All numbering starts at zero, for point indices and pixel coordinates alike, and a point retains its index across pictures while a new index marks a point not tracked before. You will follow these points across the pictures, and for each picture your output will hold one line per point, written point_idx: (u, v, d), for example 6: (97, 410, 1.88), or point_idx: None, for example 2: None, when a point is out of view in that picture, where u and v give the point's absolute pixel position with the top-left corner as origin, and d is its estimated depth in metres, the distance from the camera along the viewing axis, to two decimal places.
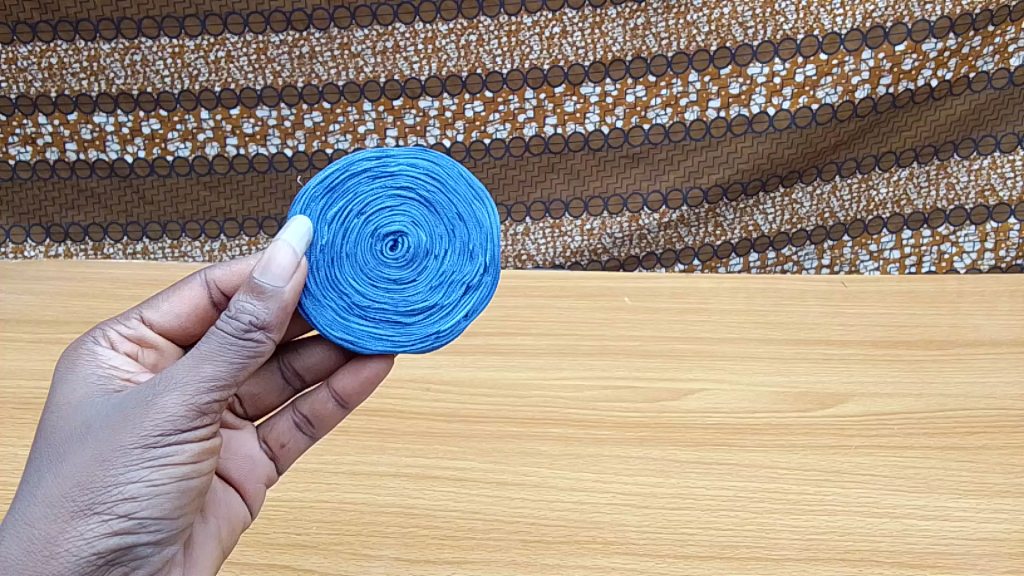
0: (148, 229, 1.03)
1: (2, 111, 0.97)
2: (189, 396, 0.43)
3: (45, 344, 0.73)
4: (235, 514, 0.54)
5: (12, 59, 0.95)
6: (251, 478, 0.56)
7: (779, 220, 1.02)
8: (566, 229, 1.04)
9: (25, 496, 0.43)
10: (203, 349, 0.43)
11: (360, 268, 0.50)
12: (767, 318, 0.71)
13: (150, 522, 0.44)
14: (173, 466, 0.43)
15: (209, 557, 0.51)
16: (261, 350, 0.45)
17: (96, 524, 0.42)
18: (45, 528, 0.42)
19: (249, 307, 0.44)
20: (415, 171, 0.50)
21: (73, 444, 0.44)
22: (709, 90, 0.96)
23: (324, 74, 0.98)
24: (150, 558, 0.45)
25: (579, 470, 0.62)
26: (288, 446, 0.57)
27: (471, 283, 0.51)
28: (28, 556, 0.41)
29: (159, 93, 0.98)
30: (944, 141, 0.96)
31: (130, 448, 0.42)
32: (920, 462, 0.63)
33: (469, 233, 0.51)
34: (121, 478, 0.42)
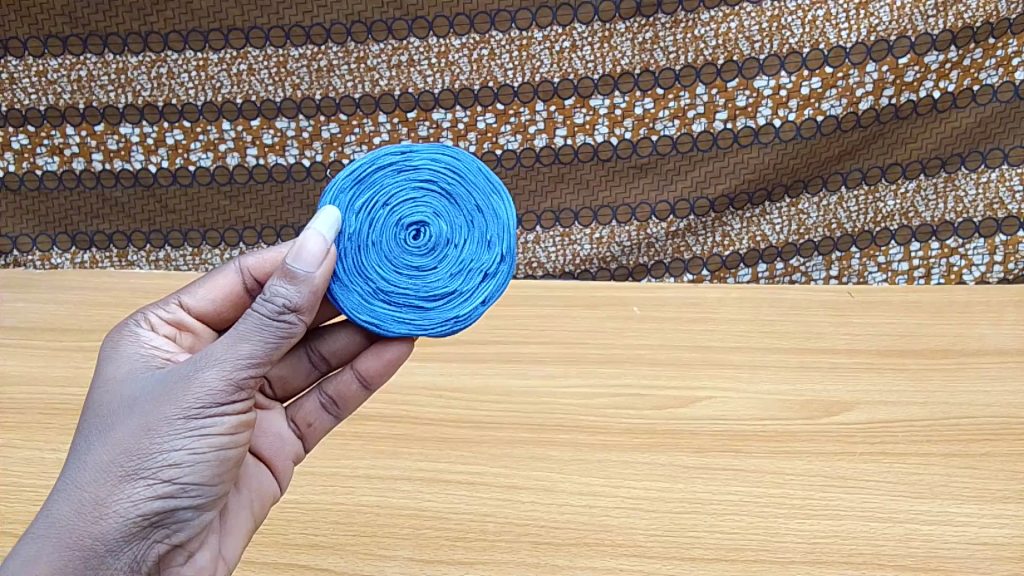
0: (171, 237, 1.09)
1: (32, 122, 1.03)
2: (229, 370, 0.44)
3: (63, 351, 0.74)
4: (264, 490, 0.56)
5: (43, 71, 1.00)
6: (280, 454, 0.58)
7: (787, 231, 1.03)
8: (576, 238, 1.06)
9: (74, 463, 0.44)
10: (241, 329, 0.45)
11: (385, 255, 0.52)
12: (773, 328, 0.74)
13: (191, 488, 0.45)
14: (216, 436, 0.45)
15: (240, 527, 0.54)
16: (294, 332, 0.47)
17: (142, 488, 0.43)
18: (94, 491, 0.43)
19: (283, 291, 0.46)
20: (437, 165, 0.53)
21: (120, 415, 0.45)
22: (716, 103, 0.98)
23: (341, 87, 1.01)
24: (189, 524, 0.47)
25: (588, 475, 0.63)
26: (315, 425, 0.59)
27: (489, 271, 0.53)
28: (78, 518, 0.42)
29: (183, 105, 1.02)
30: (951, 154, 0.97)
31: (175, 417, 0.44)
32: (925, 468, 0.63)
33: (487, 224, 0.53)
34: (167, 445, 0.44)
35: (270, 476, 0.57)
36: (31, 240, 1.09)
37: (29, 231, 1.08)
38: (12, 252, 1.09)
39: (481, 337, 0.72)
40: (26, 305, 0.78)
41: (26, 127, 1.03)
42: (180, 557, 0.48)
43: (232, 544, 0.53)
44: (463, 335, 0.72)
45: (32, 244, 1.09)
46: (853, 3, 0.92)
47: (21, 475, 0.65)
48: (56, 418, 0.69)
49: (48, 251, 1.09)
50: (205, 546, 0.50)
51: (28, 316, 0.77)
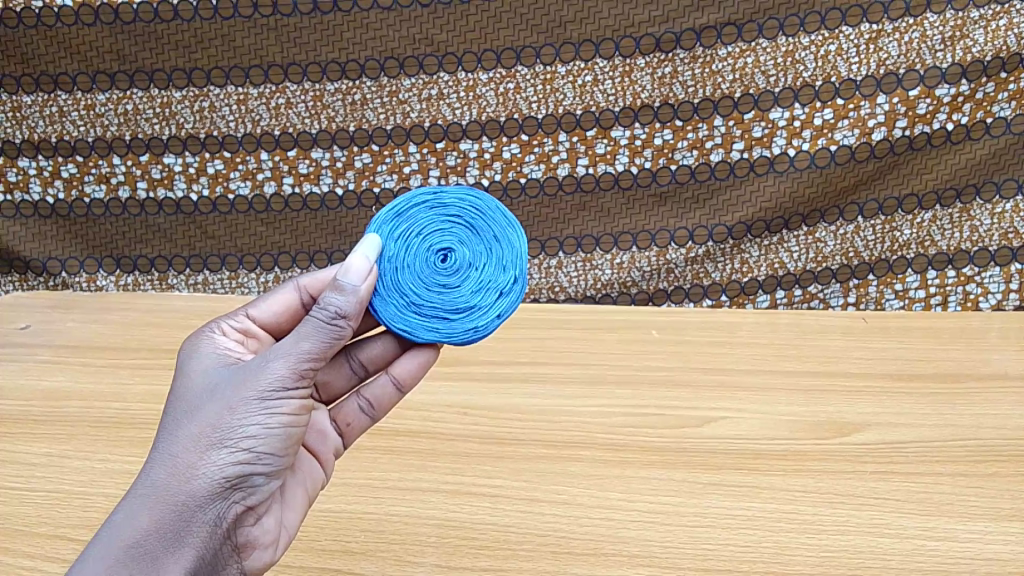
0: (210, 260, 1.15)
1: (81, 152, 1.09)
2: (297, 360, 0.50)
3: (108, 368, 0.78)
4: (315, 476, 0.60)
5: (91, 106, 1.06)
6: (324, 447, 0.61)
7: (804, 258, 1.06)
8: (598, 263, 1.10)
9: (163, 438, 0.49)
10: (301, 331, 0.51)
11: (417, 275, 0.56)
12: (786, 351, 0.77)
13: (265, 457, 0.50)
14: (286, 413, 0.50)
15: (297, 501, 0.58)
16: (343, 335, 0.52)
17: (226, 455, 0.48)
18: (184, 456, 0.47)
19: (336, 300, 0.51)
20: (463, 202, 0.58)
21: (202, 397, 0.50)
22: (733, 133, 1.02)
23: (373, 120, 1.06)
24: (259, 493, 0.51)
25: (606, 490, 0.65)
26: (353, 425, 0.63)
27: (505, 290, 0.56)
28: (173, 479, 0.46)
29: (224, 137, 1.08)
30: (966, 184, 0.99)
31: (253, 395, 0.49)
32: (932, 487, 0.65)
33: (503, 252, 0.57)
34: (246, 419, 0.49)
35: (318, 465, 0.61)
36: (77, 263, 1.15)
37: (76, 255, 1.15)
38: (60, 274, 1.15)
39: (505, 359, 0.76)
40: (77, 325, 0.84)
41: (74, 158, 1.10)
42: (251, 524, 0.52)
43: (291, 516, 0.57)
44: (489, 358, 0.76)
45: (79, 267, 1.15)
46: (864, 39, 0.95)
47: (59, 480, 0.68)
48: (100, 430, 0.72)
49: (94, 273, 1.16)
50: (271, 511, 0.55)
51: (79, 336, 0.82)
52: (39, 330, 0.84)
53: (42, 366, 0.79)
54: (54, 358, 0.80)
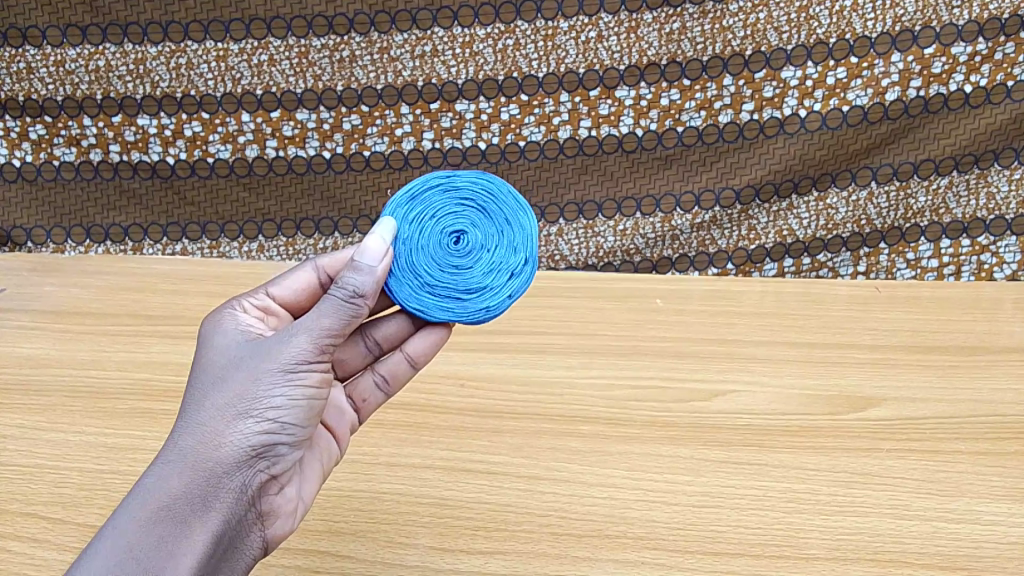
0: (188, 230, 1.07)
1: (49, 113, 1.02)
2: (319, 335, 0.49)
3: (86, 334, 0.74)
4: (333, 452, 0.58)
5: (60, 62, 0.99)
6: (342, 422, 0.59)
7: (814, 225, 1.01)
8: (600, 230, 1.05)
9: (189, 406, 0.48)
10: (322, 307, 0.49)
11: (431, 257, 0.55)
12: (798, 321, 0.73)
13: (290, 427, 0.49)
14: (310, 385, 0.49)
15: (317, 473, 0.56)
16: (360, 315, 0.51)
17: (252, 424, 0.47)
18: (211, 424, 0.46)
19: (354, 279, 0.50)
20: (475, 184, 0.56)
21: (227, 368, 0.49)
22: (743, 93, 0.96)
23: (363, 78, 1.00)
24: (284, 462, 0.50)
25: (609, 467, 0.62)
26: (369, 401, 0.60)
27: (516, 271, 0.55)
28: (200, 447, 0.46)
29: (202, 96, 1.01)
30: (984, 150, 0.95)
31: (278, 366, 0.48)
32: (950, 465, 0.62)
33: (515, 235, 0.55)
34: (271, 389, 0.48)
35: (335, 441, 0.58)
36: (46, 233, 1.08)
37: (44, 224, 1.07)
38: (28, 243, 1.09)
39: (503, 328, 0.72)
40: (54, 290, 0.80)
41: (42, 118, 1.02)
42: (275, 493, 0.51)
43: (311, 489, 0.55)
44: (485, 326, 0.72)
45: (46, 236, 1.08)
46: None
47: (35, 455, 0.65)
48: (78, 400, 0.68)
49: (62, 244, 1.08)
50: (292, 480, 0.53)
51: (55, 301, 0.78)
52: (16, 295, 0.80)
53: (19, 332, 0.76)
54: (31, 323, 0.76)
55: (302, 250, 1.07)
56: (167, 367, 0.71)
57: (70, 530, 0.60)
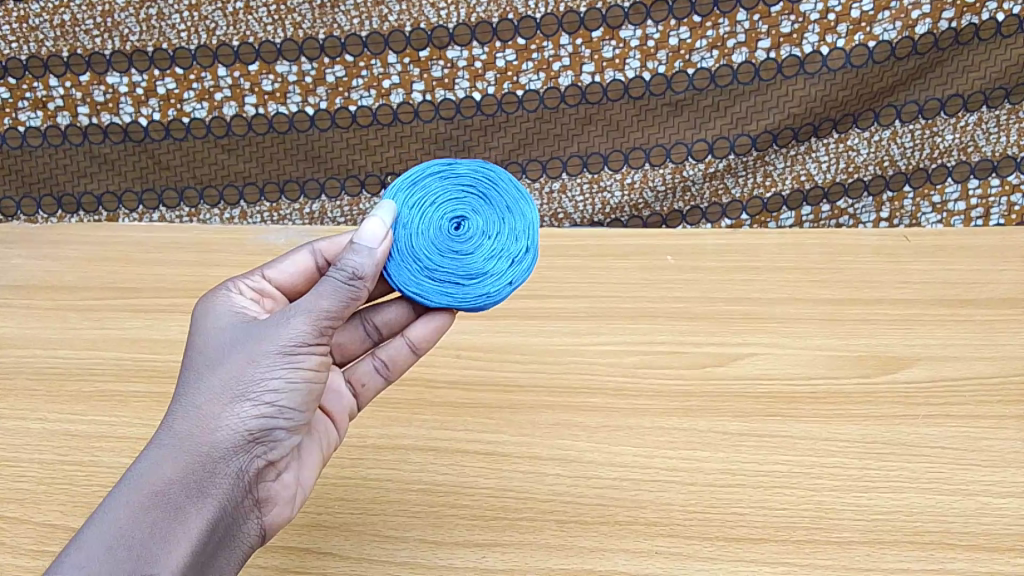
0: (165, 196, 1.01)
1: (14, 73, 0.95)
2: (317, 317, 0.45)
3: (54, 311, 0.69)
4: (330, 438, 0.52)
5: (25, 18, 0.93)
6: (339, 405, 0.53)
7: (834, 169, 0.92)
8: (606, 184, 0.97)
9: (183, 390, 0.44)
10: (319, 289, 0.45)
11: (430, 242, 0.51)
12: (824, 275, 0.66)
13: (289, 411, 0.45)
14: (311, 368, 0.45)
15: (317, 460, 0.51)
16: (360, 298, 0.47)
17: (248, 408, 0.43)
18: (205, 407, 0.43)
19: (353, 260, 0.46)
20: (478, 170, 0.52)
21: (221, 349, 0.45)
22: (758, 29, 0.88)
23: (347, 25, 0.92)
24: (284, 448, 0.46)
25: (618, 444, 0.56)
26: (368, 386, 0.55)
27: (517, 258, 0.51)
28: (194, 432, 0.42)
29: (175, 50, 0.94)
30: (1016, 83, 0.86)
31: (275, 347, 0.44)
32: (995, 432, 0.56)
33: (517, 222, 0.52)
34: (269, 371, 0.44)
35: (332, 426, 0.53)
36: (15, 203, 1.02)
37: (14, 193, 1.02)
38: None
39: None
40: (20, 262, 0.74)
41: (8, 80, 0.96)
42: (274, 479, 0.47)
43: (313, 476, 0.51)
44: None
45: (17, 207, 1.03)
46: None
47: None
48: (42, 385, 0.64)
49: (33, 216, 1.03)
50: (289, 465, 0.49)
51: (21, 275, 0.73)
52: None
53: None
54: None
55: (287, 215, 1.01)
56: (138, 344, 0.65)
57: (27, 530, 0.56)
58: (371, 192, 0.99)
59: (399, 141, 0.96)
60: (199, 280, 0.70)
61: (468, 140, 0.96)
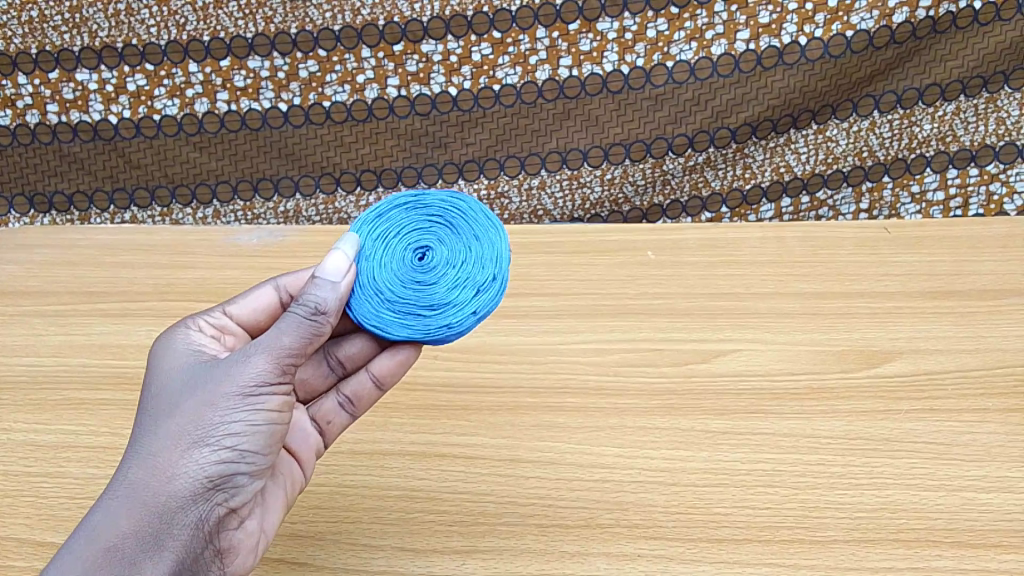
0: (137, 195, 0.99)
1: None
2: (278, 354, 0.44)
3: (23, 317, 0.67)
4: (297, 478, 0.51)
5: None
6: (305, 445, 0.52)
7: (813, 160, 0.92)
8: (585, 180, 0.96)
9: (141, 436, 0.43)
10: (281, 325, 0.45)
11: (394, 274, 0.50)
12: (805, 268, 0.66)
13: (250, 455, 0.44)
14: (273, 409, 0.44)
15: (284, 503, 0.50)
16: (323, 333, 0.46)
17: (206, 455, 0.42)
18: (163, 454, 0.42)
19: (315, 295, 0.46)
20: (446, 203, 0.52)
21: (179, 394, 0.44)
22: (736, 20, 0.86)
23: (318, 19, 0.89)
24: (246, 493, 0.45)
25: (600, 445, 0.55)
26: (334, 423, 0.54)
27: (482, 286, 0.49)
28: (151, 481, 0.41)
29: (145, 46, 0.91)
30: (994, 71, 0.85)
31: (235, 388, 0.43)
32: (978, 427, 0.56)
33: (483, 251, 0.50)
34: (229, 414, 0.43)
35: (298, 467, 0.52)
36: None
37: None
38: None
39: None
40: None
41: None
42: (237, 526, 0.46)
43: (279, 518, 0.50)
44: None
45: None
46: None
47: None
48: (8, 393, 0.62)
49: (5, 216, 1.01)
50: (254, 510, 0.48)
51: None
52: None
53: None
54: None
55: (261, 213, 1.00)
56: (107, 350, 0.64)
57: None
58: (347, 190, 0.98)
59: (374, 137, 0.95)
60: (169, 283, 0.69)
61: (444, 136, 0.95)
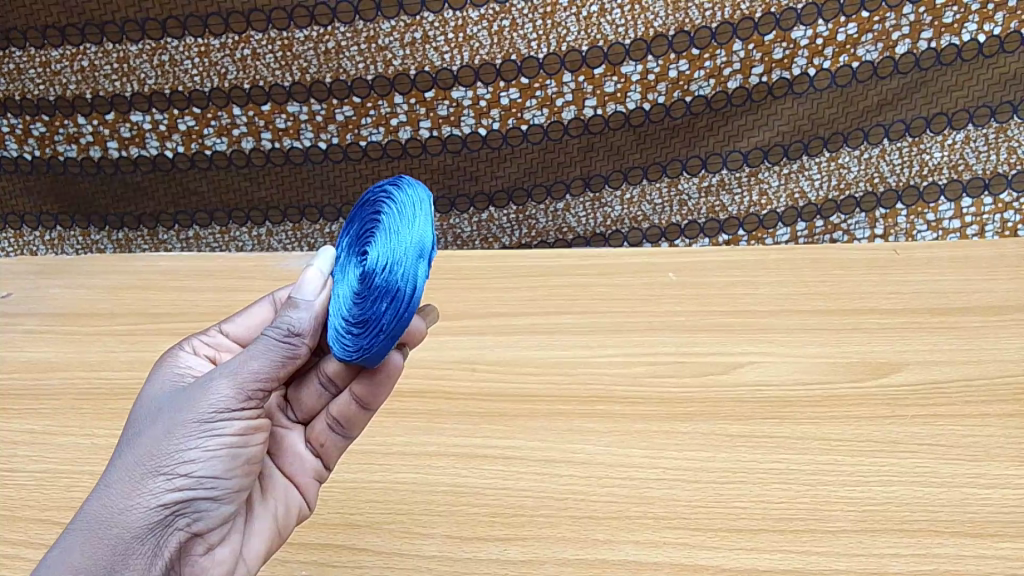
0: (197, 216, 1.07)
1: (45, 112, 0.99)
2: (241, 380, 0.45)
3: (97, 336, 0.74)
4: (295, 503, 0.54)
5: (46, 63, 0.96)
6: (302, 470, 0.55)
7: (827, 186, 0.97)
8: (607, 200, 1.01)
9: (104, 472, 0.45)
10: (252, 350, 0.46)
11: (347, 286, 0.48)
12: (816, 288, 0.71)
13: (208, 481, 0.45)
14: (230, 434, 0.45)
15: (264, 529, 0.52)
16: (300, 354, 0.48)
17: (160, 485, 0.43)
18: (120, 486, 0.43)
19: (290, 317, 0.47)
20: (393, 200, 0.48)
21: (145, 424, 0.46)
22: (753, 57, 0.90)
23: (352, 69, 0.94)
24: (211, 519, 0.46)
25: (628, 446, 0.61)
26: (328, 446, 0.56)
27: (390, 294, 0.43)
28: (107, 513, 0.42)
29: (190, 92, 0.97)
30: (1002, 102, 0.89)
31: (192, 417, 0.45)
32: (980, 429, 0.60)
33: (398, 249, 0.44)
34: (185, 441, 0.44)
35: (298, 492, 0.55)
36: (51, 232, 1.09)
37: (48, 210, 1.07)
38: (54, 228, 1.09)
39: (516, 310, 0.71)
40: (65, 291, 0.79)
41: (40, 116, 0.99)
42: (202, 554, 0.47)
43: (258, 546, 0.51)
44: (500, 310, 0.72)
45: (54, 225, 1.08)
46: None
47: (50, 459, 0.64)
48: (89, 402, 0.68)
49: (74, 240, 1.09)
50: (230, 538, 0.49)
51: (62, 303, 0.78)
52: (21, 298, 0.80)
53: (25, 336, 0.75)
54: (39, 327, 0.76)
55: (308, 234, 1.07)
56: None
57: None
58: None
59: (409, 171, 1.01)
60: (230, 304, 0.75)
61: (475, 171, 1.01)
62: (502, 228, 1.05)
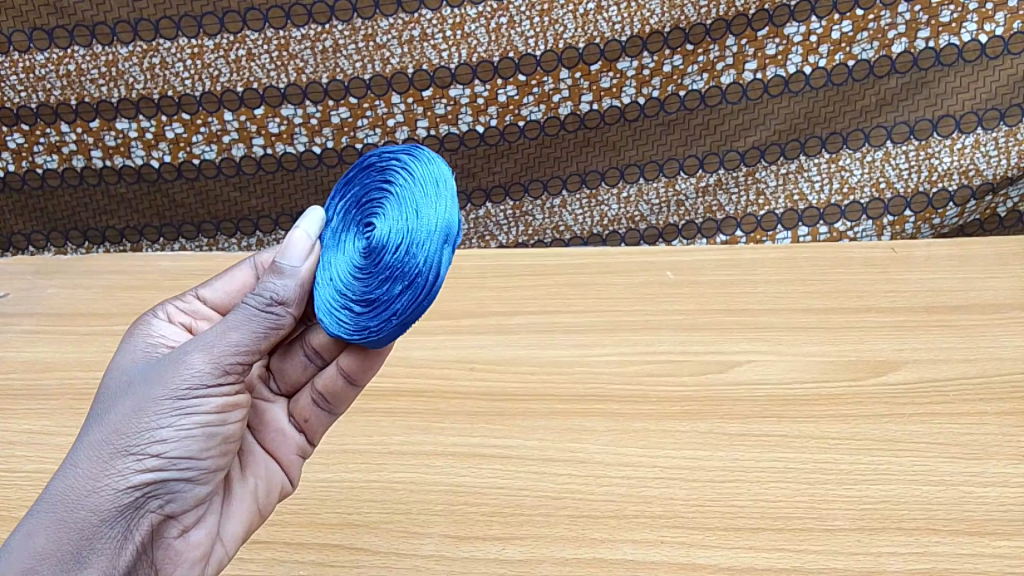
0: (184, 229, 1.08)
1: (26, 120, 0.99)
2: (217, 354, 0.45)
3: (94, 335, 0.74)
4: (276, 481, 0.54)
5: (30, 68, 0.95)
6: (284, 447, 0.55)
7: (828, 189, 0.97)
8: (603, 198, 1.01)
9: (73, 450, 0.44)
10: (231, 321, 0.46)
11: (346, 258, 0.48)
12: (814, 286, 0.71)
13: (180, 461, 0.45)
14: (204, 414, 0.45)
15: (241, 509, 0.52)
16: (284, 323, 0.47)
17: (129, 466, 0.43)
18: (89, 466, 0.43)
19: (273, 285, 0.47)
20: (408, 174, 0.47)
21: (115, 401, 0.46)
22: (745, 52, 0.90)
23: (349, 69, 0.94)
24: (184, 499, 0.46)
25: (625, 445, 0.61)
26: (312, 421, 0.55)
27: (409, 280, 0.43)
28: (74, 495, 0.42)
29: (180, 97, 0.97)
30: (1010, 104, 0.87)
31: (164, 396, 0.44)
32: (977, 427, 0.60)
33: (420, 233, 0.44)
34: (157, 420, 0.44)
35: (280, 469, 0.55)
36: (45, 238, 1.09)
37: (41, 229, 1.09)
38: (38, 241, 1.10)
39: (514, 309, 0.71)
40: (60, 291, 0.79)
41: (18, 127, 1.00)
42: (176, 534, 0.47)
43: (236, 525, 0.51)
44: (498, 309, 0.72)
45: (47, 240, 1.10)
46: None
47: (48, 459, 0.64)
48: (86, 403, 0.68)
49: (63, 246, 1.10)
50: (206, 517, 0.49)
51: (58, 304, 0.78)
52: (17, 299, 0.79)
53: (22, 336, 0.75)
54: (36, 327, 0.76)
55: None
56: None
57: None
58: None
59: None
60: None
61: (473, 168, 1.01)
62: (499, 226, 1.05)
